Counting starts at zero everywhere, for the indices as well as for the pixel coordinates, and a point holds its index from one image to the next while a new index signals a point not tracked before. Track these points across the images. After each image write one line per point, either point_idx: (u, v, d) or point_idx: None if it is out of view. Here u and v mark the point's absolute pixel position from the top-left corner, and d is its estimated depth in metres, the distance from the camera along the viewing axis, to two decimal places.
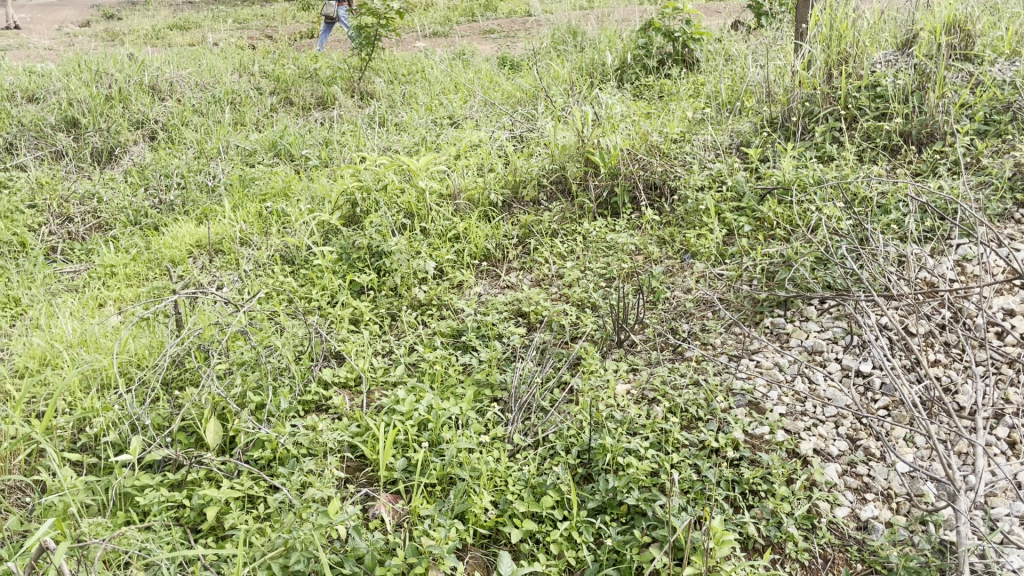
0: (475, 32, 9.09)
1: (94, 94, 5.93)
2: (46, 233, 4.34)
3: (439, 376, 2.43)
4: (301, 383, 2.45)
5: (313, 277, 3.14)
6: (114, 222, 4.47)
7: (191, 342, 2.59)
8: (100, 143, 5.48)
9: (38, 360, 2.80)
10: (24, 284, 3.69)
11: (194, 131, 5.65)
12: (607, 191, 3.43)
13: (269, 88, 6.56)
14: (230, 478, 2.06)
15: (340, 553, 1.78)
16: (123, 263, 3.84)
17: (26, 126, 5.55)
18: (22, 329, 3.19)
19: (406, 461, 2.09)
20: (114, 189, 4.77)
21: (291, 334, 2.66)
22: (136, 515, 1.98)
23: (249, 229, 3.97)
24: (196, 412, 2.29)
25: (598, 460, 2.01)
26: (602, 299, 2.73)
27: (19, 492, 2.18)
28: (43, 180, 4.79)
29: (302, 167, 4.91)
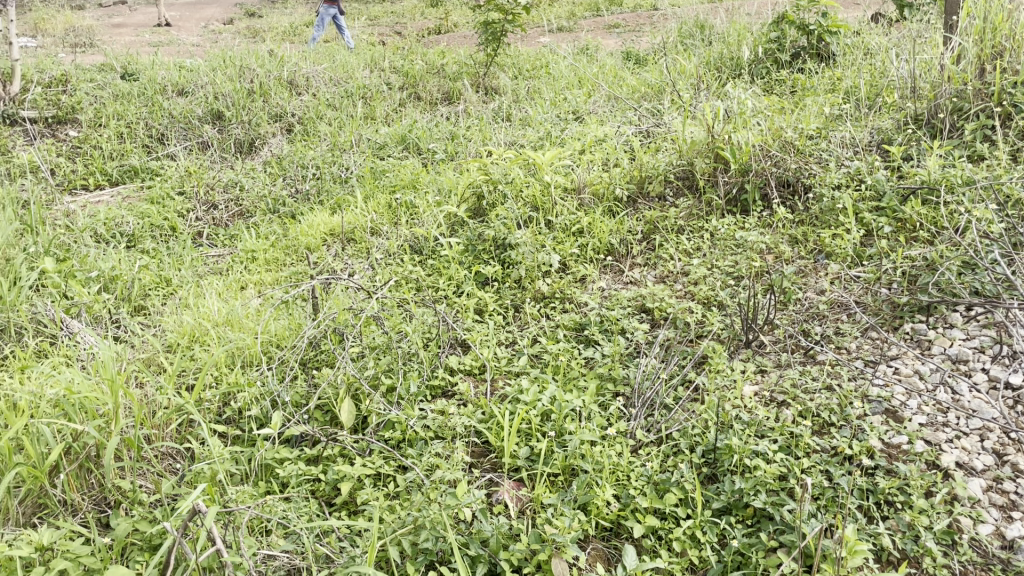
0: (599, 26, 9.05)
1: (238, 89, 6.28)
2: (193, 218, 4.62)
3: (562, 368, 2.44)
4: (429, 368, 2.53)
5: (440, 267, 3.23)
6: (254, 210, 4.73)
7: (327, 325, 2.72)
8: (242, 135, 5.81)
9: (188, 336, 3.01)
10: (175, 266, 3.95)
11: (328, 124, 5.90)
12: (737, 188, 3.36)
13: (398, 84, 6.76)
14: (362, 457, 2.16)
15: (466, 533, 1.83)
16: (263, 249, 4.06)
17: (176, 117, 5.93)
18: (172, 307, 3.42)
19: (529, 449, 2.12)
20: (255, 178, 5.04)
21: (420, 322, 2.75)
22: (276, 487, 2.10)
23: (379, 219, 4.13)
24: (331, 392, 2.41)
25: (724, 460, 1.98)
26: (730, 297, 2.68)
27: (171, 458, 2.36)
28: (191, 170, 5.12)
29: (429, 161, 5.04)
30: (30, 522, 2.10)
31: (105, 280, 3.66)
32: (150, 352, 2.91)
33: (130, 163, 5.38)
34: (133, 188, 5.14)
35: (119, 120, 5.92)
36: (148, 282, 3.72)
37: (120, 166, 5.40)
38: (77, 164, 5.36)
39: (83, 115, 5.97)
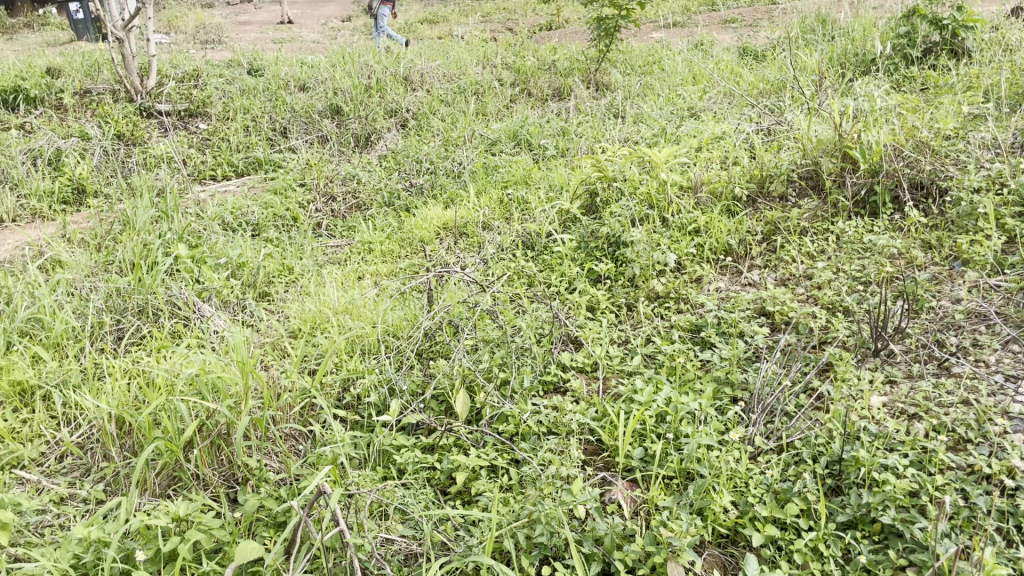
0: (714, 21, 8.86)
1: (356, 85, 6.47)
2: (313, 210, 4.79)
3: (677, 370, 2.41)
4: (542, 363, 2.54)
5: (553, 262, 3.23)
6: (371, 202, 4.86)
7: (443, 317, 2.77)
8: (359, 130, 5.98)
9: (309, 323, 3.12)
10: (296, 255, 4.10)
11: (441, 120, 6.00)
12: (865, 189, 3.23)
13: (510, 80, 6.81)
14: (477, 448, 2.19)
15: (579, 531, 1.83)
16: (379, 241, 4.17)
17: (298, 112, 6.16)
18: (295, 295, 3.56)
19: (644, 451, 2.10)
20: (371, 171, 5.18)
21: (534, 317, 2.76)
22: (394, 472, 2.16)
23: (491, 214, 4.18)
24: (447, 383, 2.45)
25: (850, 473, 1.91)
26: (857, 303, 2.58)
27: (294, 440, 2.45)
28: (312, 162, 5.31)
29: (540, 157, 5.06)
30: (165, 493, 2.26)
31: (233, 267, 3.83)
32: (275, 337, 3.04)
33: (255, 156, 5.62)
34: (257, 179, 5.37)
35: (245, 114, 6.20)
36: (272, 270, 3.87)
37: (246, 158, 5.65)
38: (207, 156, 5.63)
39: (212, 109, 6.28)
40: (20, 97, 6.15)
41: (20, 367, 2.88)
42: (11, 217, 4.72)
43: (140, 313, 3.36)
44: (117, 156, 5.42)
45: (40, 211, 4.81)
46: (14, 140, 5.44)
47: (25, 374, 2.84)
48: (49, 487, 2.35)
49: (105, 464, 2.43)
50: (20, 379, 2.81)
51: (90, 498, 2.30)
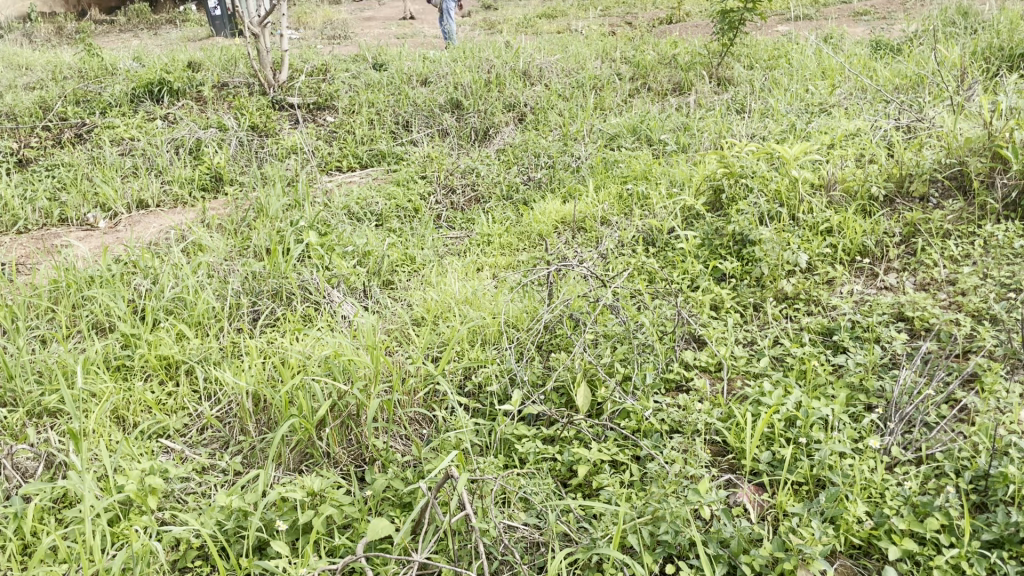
0: (844, 14, 8.51)
1: (476, 79, 6.57)
2: (434, 201, 4.89)
3: (807, 374, 2.33)
4: (665, 361, 2.51)
5: (675, 259, 3.18)
6: (489, 195, 4.92)
7: (564, 311, 2.77)
8: (478, 123, 6.06)
9: (432, 311, 3.19)
10: (418, 245, 4.20)
11: (560, 114, 6.01)
12: (1016, 191, 3.04)
13: (629, 74, 6.76)
14: (598, 442, 2.19)
15: (704, 532, 1.81)
16: (498, 233, 4.22)
17: (420, 106, 6.29)
18: (417, 285, 3.65)
19: (772, 455, 2.05)
20: (490, 164, 5.24)
21: (657, 313, 2.73)
22: (515, 462, 2.19)
23: (610, 210, 4.16)
24: (568, 375, 2.46)
25: (997, 490, 1.80)
26: (1006, 312, 2.44)
27: (418, 424, 2.52)
28: (433, 155, 5.42)
29: (660, 152, 5.00)
30: (298, 469, 2.36)
31: (359, 255, 3.96)
32: (399, 323, 3.13)
33: (378, 148, 5.79)
34: (381, 171, 5.52)
35: (370, 108, 6.38)
36: (396, 259, 3.97)
37: (370, 150, 5.81)
38: (333, 147, 5.83)
39: (340, 102, 6.49)
40: (164, 89, 6.51)
41: (166, 343, 3.08)
42: (156, 202, 5.02)
43: (274, 296, 3.53)
44: (251, 147, 5.68)
45: (181, 197, 5.08)
46: (159, 130, 5.78)
47: (171, 349, 3.03)
48: (192, 457, 2.50)
49: (242, 438, 2.57)
50: (166, 354, 3.00)
51: (229, 469, 2.43)
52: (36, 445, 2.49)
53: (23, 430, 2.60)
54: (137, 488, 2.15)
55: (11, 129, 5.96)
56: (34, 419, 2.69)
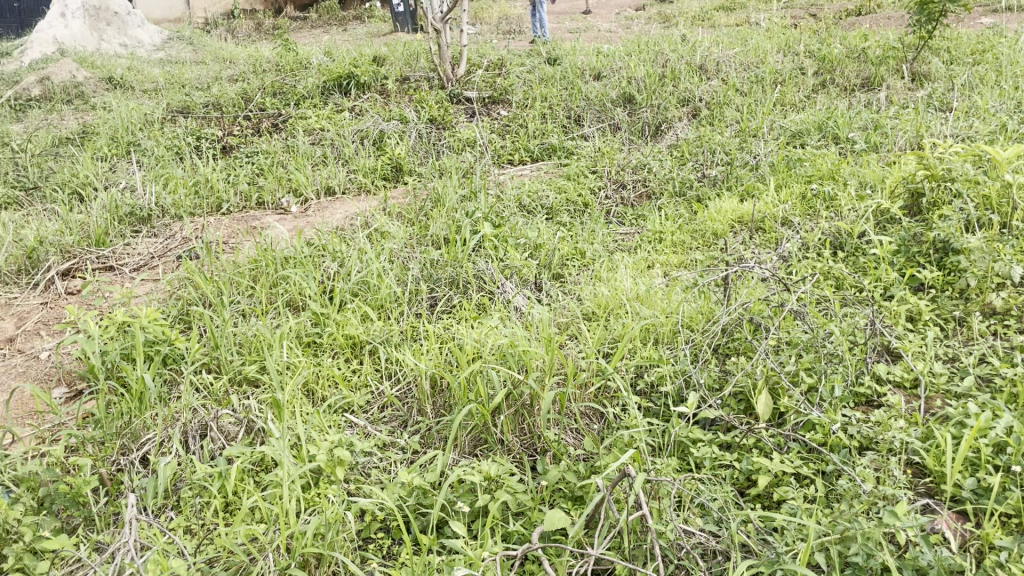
0: None
1: (651, 74, 6.49)
2: (604, 196, 4.86)
3: (1020, 398, 2.15)
4: (855, 373, 2.38)
5: (867, 266, 3.01)
6: (661, 192, 4.84)
7: (745, 314, 2.69)
8: (651, 118, 5.96)
9: (604, 306, 3.18)
10: (588, 239, 4.19)
11: (737, 110, 5.83)
12: None
13: (813, 68, 6.45)
14: (779, 452, 2.12)
15: (898, 558, 1.70)
16: (671, 230, 4.14)
17: (593, 100, 6.29)
18: (588, 280, 3.66)
19: (977, 482, 1.90)
20: (663, 160, 5.15)
21: (847, 322, 2.59)
22: (689, 465, 2.15)
23: (792, 210, 3.99)
24: (748, 382, 2.38)
25: None
26: None
27: (590, 419, 2.52)
28: (605, 150, 5.40)
29: (847, 151, 4.74)
30: (473, 453, 2.43)
31: (531, 248, 4.00)
32: (571, 316, 3.14)
33: (550, 142, 5.83)
34: (552, 165, 5.56)
35: (543, 102, 6.44)
36: (566, 253, 3.97)
37: (541, 144, 5.87)
38: (506, 141, 5.92)
39: (514, 96, 6.59)
40: (352, 82, 6.86)
41: (352, 324, 3.25)
42: (342, 189, 5.31)
43: (452, 284, 3.65)
44: (430, 139, 5.88)
45: (365, 186, 5.33)
46: (347, 122, 6.10)
47: (356, 329, 3.20)
48: (374, 433, 2.63)
49: (420, 418, 2.68)
50: (352, 334, 3.17)
51: (408, 447, 2.54)
52: (238, 411, 2.70)
53: (227, 395, 2.83)
54: (328, 459, 2.29)
55: (217, 118, 6.47)
56: (236, 387, 2.92)
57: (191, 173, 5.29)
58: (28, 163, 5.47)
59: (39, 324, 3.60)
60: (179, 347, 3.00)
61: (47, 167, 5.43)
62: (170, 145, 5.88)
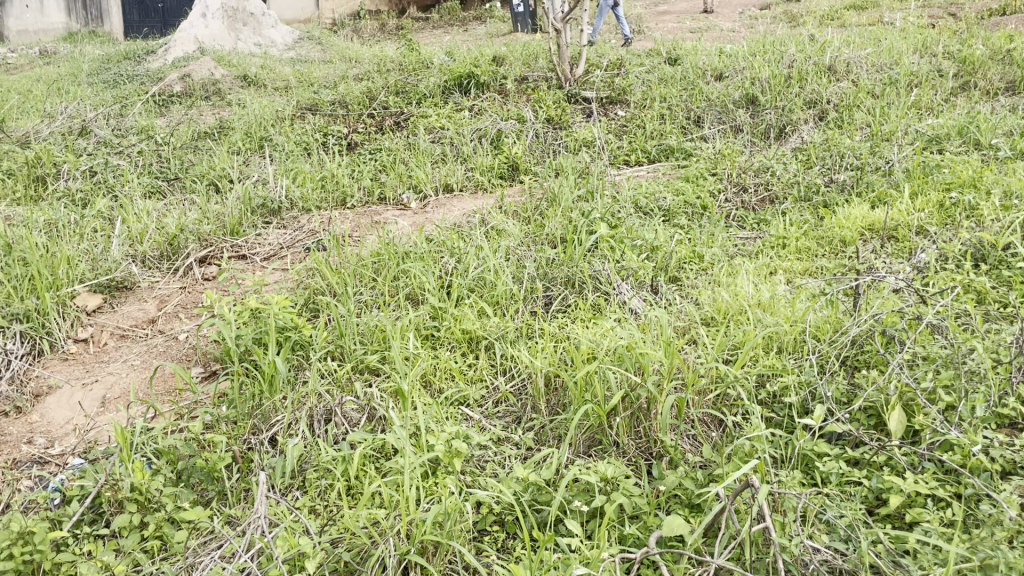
0: None
1: (776, 74, 6.30)
2: (724, 199, 4.73)
3: None
4: (998, 392, 2.25)
5: (1012, 280, 2.84)
6: (784, 196, 4.69)
7: (877, 325, 2.58)
8: (774, 120, 5.79)
9: (724, 311, 3.12)
10: (707, 243, 4.10)
11: (868, 113, 5.59)
12: None
13: (953, 70, 6.11)
14: (912, 472, 2.03)
15: None
16: (795, 236, 4.01)
17: (714, 101, 6.16)
18: (707, 284, 3.59)
19: None
20: (787, 163, 4.99)
21: (990, 338, 2.44)
22: (814, 480, 2.09)
23: (928, 219, 3.80)
24: (880, 397, 2.29)
25: None
26: None
27: (708, 426, 2.48)
28: (726, 152, 5.28)
29: (990, 159, 4.47)
30: (588, 453, 2.44)
31: (647, 250, 3.94)
32: (689, 320, 3.09)
33: (668, 144, 5.75)
34: (669, 166, 5.48)
35: (663, 103, 6.35)
36: (684, 256, 3.89)
37: (659, 145, 5.79)
38: (623, 141, 5.87)
39: (633, 96, 6.53)
40: (472, 82, 6.97)
41: (469, 319, 3.31)
42: (459, 186, 5.40)
43: (568, 283, 3.66)
44: (547, 139, 5.91)
45: (482, 184, 5.40)
46: (466, 121, 6.20)
47: (473, 324, 3.25)
48: (489, 427, 2.67)
49: (535, 415, 2.70)
50: (469, 329, 3.22)
51: (522, 443, 2.56)
52: (361, 398, 2.80)
53: (349, 383, 2.93)
54: (446, 450, 2.34)
55: (343, 116, 6.69)
56: (358, 374, 3.02)
57: (318, 168, 5.51)
58: (170, 156, 5.82)
59: (179, 307, 3.82)
60: (307, 334, 3.12)
61: (187, 160, 5.77)
62: (299, 141, 6.13)
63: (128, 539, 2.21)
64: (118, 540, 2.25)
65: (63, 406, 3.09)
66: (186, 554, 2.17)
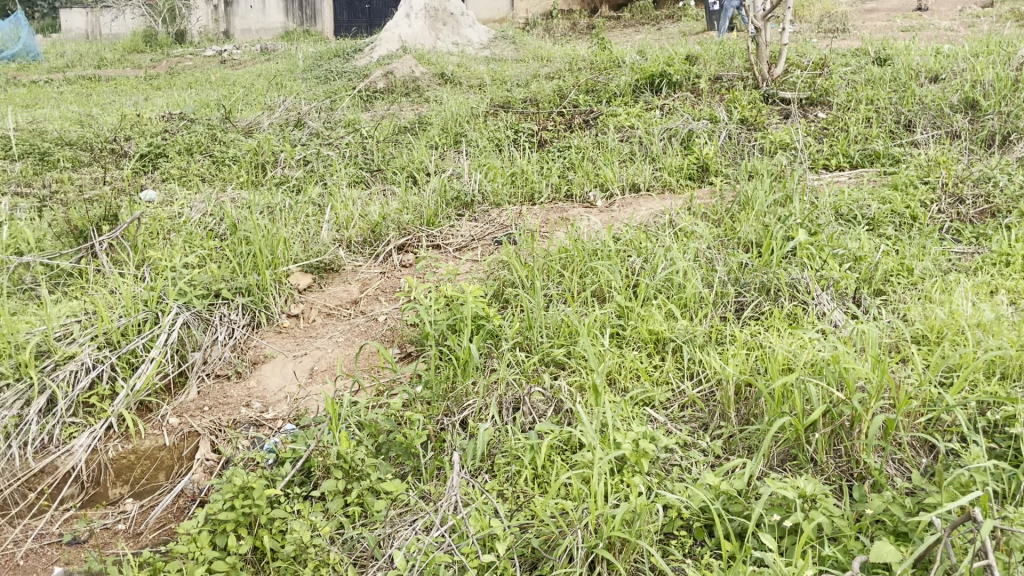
0: None
1: (1002, 77, 5.79)
2: (936, 210, 4.40)
3: None
4: None
5: None
6: (1008, 210, 4.30)
7: None
8: (998, 127, 5.31)
9: (937, 329, 2.90)
10: (917, 255, 3.83)
11: None
12: None
13: None
14: None
15: None
16: (1021, 253, 3.67)
17: (928, 104, 5.73)
18: (917, 299, 3.36)
19: None
20: (1012, 175, 4.57)
21: None
22: None
23: None
24: None
25: None
26: None
27: (916, 450, 2.33)
28: (941, 159, 4.90)
29: None
30: (782, 467, 2.35)
31: (850, 259, 3.73)
32: (896, 337, 2.91)
33: (873, 148, 5.40)
34: (874, 173, 5.15)
35: (869, 105, 6.00)
36: (891, 268, 3.64)
37: (863, 149, 5.46)
38: (823, 145, 5.58)
39: (835, 98, 6.21)
40: (664, 81, 6.89)
41: (656, 319, 3.27)
42: (647, 186, 5.34)
43: (763, 290, 3.54)
44: (740, 140, 5.74)
45: (670, 184, 5.32)
46: (657, 120, 6.13)
47: (661, 326, 3.21)
48: (675, 430, 2.63)
49: (724, 423, 2.63)
50: (657, 330, 3.18)
51: (711, 451, 2.50)
52: (548, 390, 2.85)
53: (537, 374, 2.99)
54: (634, 449, 2.33)
55: (534, 113, 6.81)
56: (545, 366, 3.07)
57: (509, 164, 5.64)
58: (373, 148, 6.17)
59: (378, 291, 4.04)
60: (498, 324, 3.21)
61: (388, 152, 6.09)
62: (492, 137, 6.30)
63: (333, 502, 2.38)
64: (324, 503, 2.42)
65: (276, 375, 3.36)
66: (385, 523, 2.31)
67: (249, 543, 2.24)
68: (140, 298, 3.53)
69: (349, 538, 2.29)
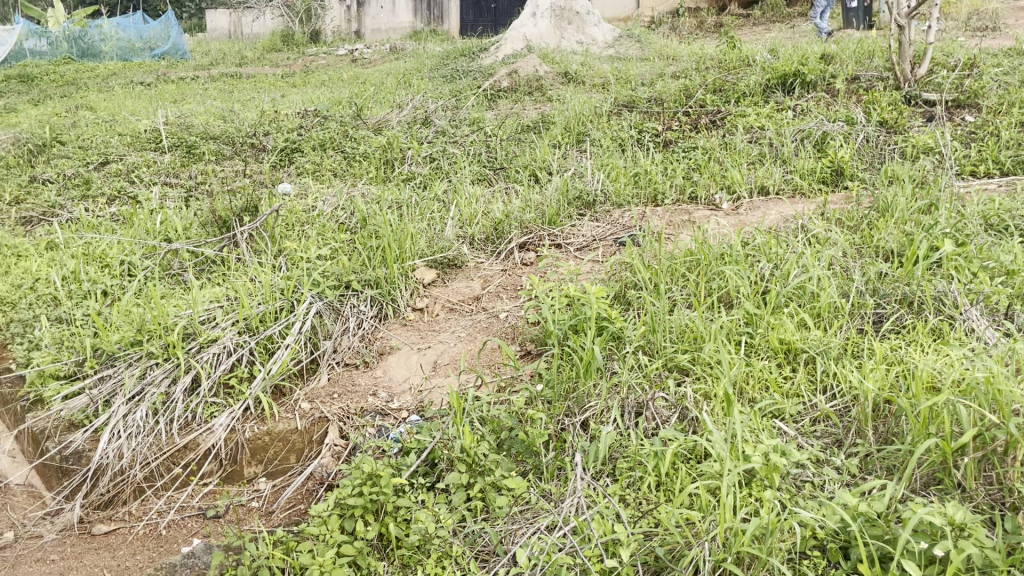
0: None
1: None
2: None
3: None
4: None
5: None
6: None
7: None
8: None
9: None
10: None
11: None
12: None
13: None
14: None
15: None
16: None
17: None
18: None
19: None
20: None
21: None
22: None
23: None
24: None
25: None
26: None
27: None
28: None
29: None
30: (924, 491, 2.23)
31: (1002, 272, 3.48)
32: None
33: None
34: None
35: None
36: None
37: (1016, 156, 5.09)
38: (971, 150, 5.24)
39: (986, 100, 5.83)
40: (797, 81, 6.64)
41: (787, 328, 3.15)
42: (776, 189, 5.15)
43: (903, 303, 3.37)
44: (879, 143, 5.48)
45: (801, 188, 5.12)
46: (789, 121, 5.92)
47: (792, 335, 3.08)
48: (807, 445, 2.53)
49: (860, 441, 2.52)
50: (788, 340, 3.06)
51: (846, 469, 2.39)
52: (672, 397, 2.79)
53: (660, 379, 2.93)
54: (764, 462, 2.26)
55: (658, 113, 6.71)
56: (669, 371, 3.01)
57: (632, 164, 5.58)
58: (497, 146, 6.23)
59: (501, 288, 4.08)
60: (622, 326, 3.17)
61: (511, 151, 6.14)
62: (616, 137, 6.25)
63: (456, 495, 2.43)
64: (448, 496, 2.48)
65: (402, 366, 3.45)
66: (507, 520, 2.34)
67: (376, 529, 2.31)
68: (278, 287, 3.68)
69: (471, 532, 2.33)
